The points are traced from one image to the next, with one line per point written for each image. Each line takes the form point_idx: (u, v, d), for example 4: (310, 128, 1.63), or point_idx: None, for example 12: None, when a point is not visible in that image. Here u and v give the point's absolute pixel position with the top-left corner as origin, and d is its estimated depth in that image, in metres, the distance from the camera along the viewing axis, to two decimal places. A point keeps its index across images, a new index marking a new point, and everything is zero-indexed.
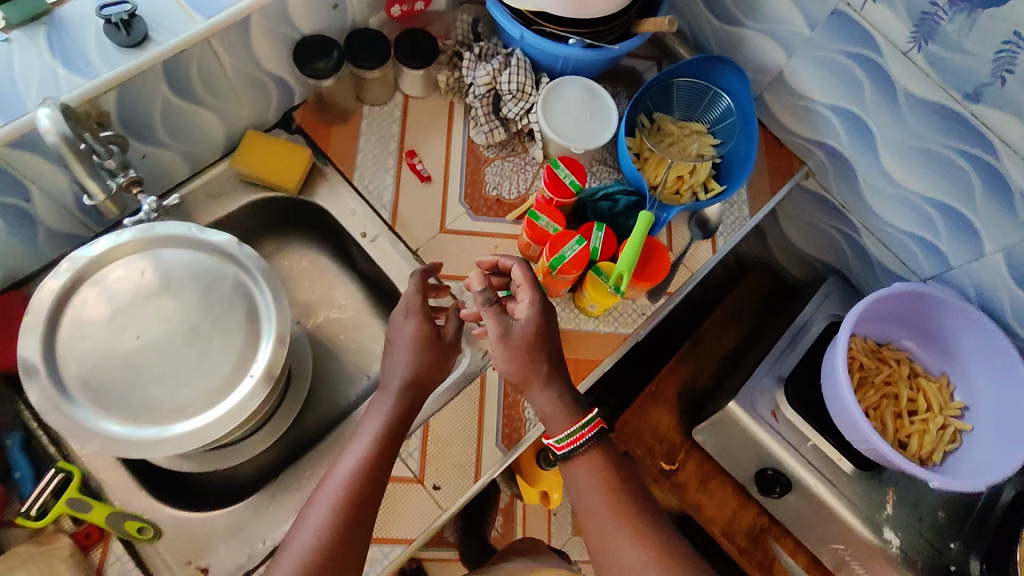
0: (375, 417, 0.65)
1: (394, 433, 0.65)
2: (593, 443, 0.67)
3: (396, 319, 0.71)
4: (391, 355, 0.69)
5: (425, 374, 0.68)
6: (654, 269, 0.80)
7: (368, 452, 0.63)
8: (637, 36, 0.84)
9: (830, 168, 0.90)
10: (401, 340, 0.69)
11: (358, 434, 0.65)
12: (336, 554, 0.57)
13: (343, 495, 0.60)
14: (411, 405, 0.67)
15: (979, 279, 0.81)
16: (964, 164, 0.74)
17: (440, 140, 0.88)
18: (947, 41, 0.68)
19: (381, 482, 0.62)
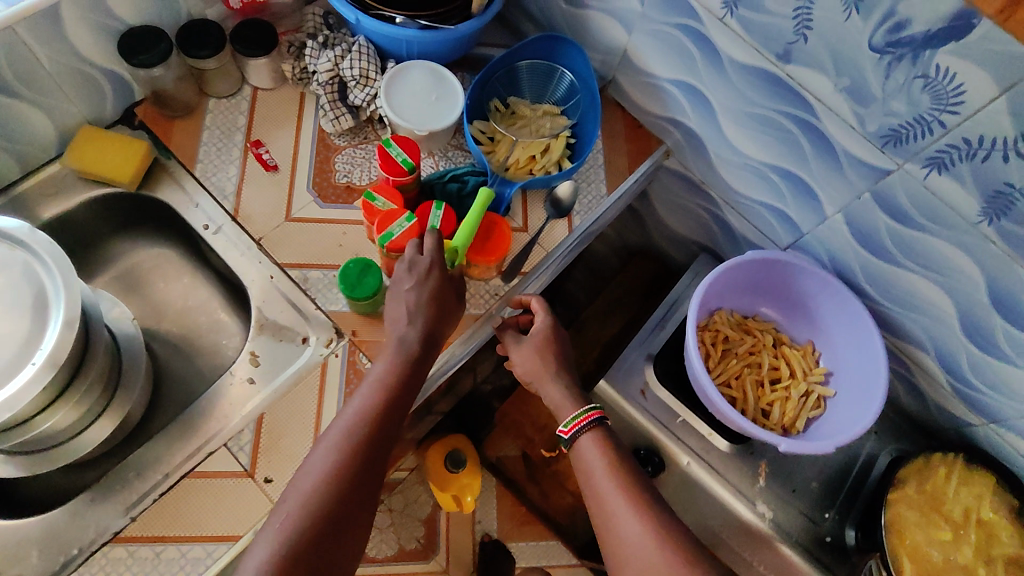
0: (387, 357, 0.68)
1: (408, 372, 0.68)
2: (599, 429, 0.71)
3: (408, 276, 0.72)
4: (402, 307, 0.71)
5: (435, 328, 0.72)
6: (497, 246, 0.79)
7: (384, 388, 0.66)
8: (478, 17, 0.83)
9: (686, 145, 0.92)
10: (414, 295, 0.71)
11: (371, 374, 0.68)
12: (353, 474, 0.60)
13: (361, 426, 0.63)
14: (424, 350, 0.70)
15: (830, 246, 0.84)
16: (791, 126, 0.76)
17: (289, 131, 0.88)
18: (752, 3, 0.69)
19: (394, 419, 0.65)
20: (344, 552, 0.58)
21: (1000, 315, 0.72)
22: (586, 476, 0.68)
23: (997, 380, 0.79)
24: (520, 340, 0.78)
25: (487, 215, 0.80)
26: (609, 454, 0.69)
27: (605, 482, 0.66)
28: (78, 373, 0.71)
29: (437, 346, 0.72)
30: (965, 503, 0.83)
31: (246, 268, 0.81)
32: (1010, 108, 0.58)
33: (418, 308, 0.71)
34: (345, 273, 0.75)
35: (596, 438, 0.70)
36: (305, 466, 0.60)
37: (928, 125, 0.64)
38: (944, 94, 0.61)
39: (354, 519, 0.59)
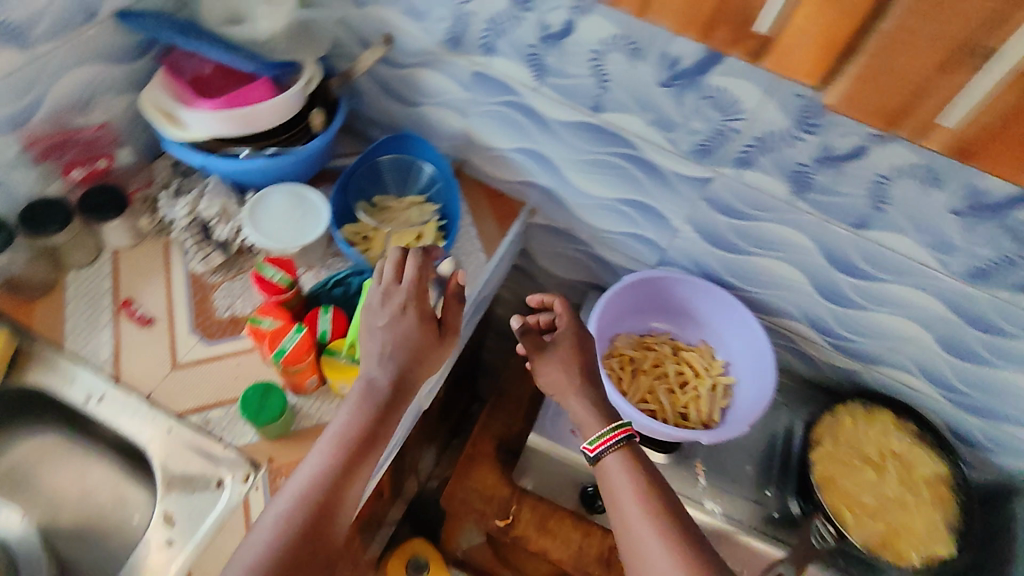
0: (349, 407, 0.67)
1: (374, 423, 0.66)
2: (625, 446, 0.72)
3: (384, 310, 0.71)
4: (375, 348, 0.70)
5: (410, 371, 0.69)
6: None
7: (342, 448, 0.64)
8: (320, 135, 0.89)
9: (544, 200, 1.00)
10: (387, 332, 0.70)
11: (330, 426, 0.67)
12: (301, 535, 0.60)
13: (312, 495, 0.61)
14: (397, 397, 0.68)
15: (690, 253, 0.94)
16: (622, 161, 0.86)
17: (159, 282, 0.87)
18: (555, 71, 0.79)
19: (352, 478, 0.64)
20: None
21: (839, 271, 0.83)
22: (611, 492, 0.69)
23: (861, 326, 0.89)
24: (545, 354, 0.79)
25: None
26: (637, 474, 0.69)
27: (633, 504, 0.67)
28: None
29: (415, 389, 0.70)
30: (874, 442, 0.92)
31: (142, 428, 0.78)
32: (778, 106, 0.69)
33: (394, 347, 0.69)
34: (246, 401, 0.73)
35: (622, 456, 0.71)
36: (251, 538, 0.60)
37: (725, 133, 0.75)
38: (727, 107, 0.72)
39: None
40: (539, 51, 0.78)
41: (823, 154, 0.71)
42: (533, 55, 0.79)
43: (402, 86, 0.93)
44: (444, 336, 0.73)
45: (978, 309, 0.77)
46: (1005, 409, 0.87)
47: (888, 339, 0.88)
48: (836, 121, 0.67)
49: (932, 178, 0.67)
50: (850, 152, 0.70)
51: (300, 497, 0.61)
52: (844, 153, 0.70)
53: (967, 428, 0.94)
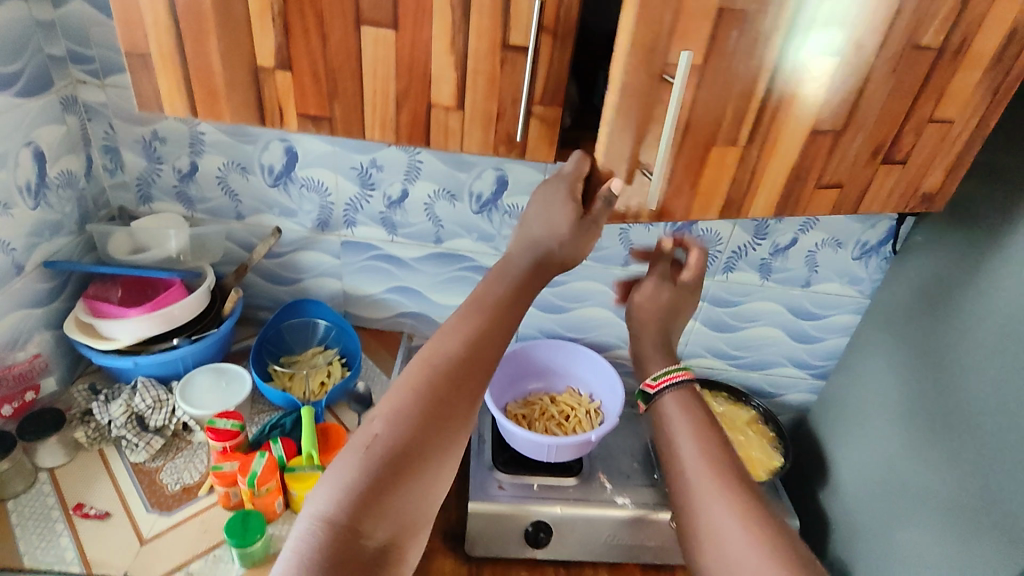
0: (494, 282, 0.70)
1: (499, 310, 0.67)
2: (687, 390, 0.76)
3: (537, 196, 0.74)
4: (535, 230, 0.73)
5: (548, 253, 0.72)
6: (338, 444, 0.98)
7: (483, 318, 0.65)
8: (229, 317, 1.09)
9: (419, 325, 1.28)
10: (542, 210, 0.72)
11: (476, 297, 0.68)
12: (436, 395, 0.58)
13: (459, 354, 0.62)
14: (532, 275, 0.71)
15: (536, 323, 1.27)
16: (467, 273, 1.19)
17: (105, 482, 0.95)
18: (402, 224, 1.13)
19: (481, 356, 0.63)
20: (432, 466, 0.56)
21: None
22: (668, 433, 0.72)
23: None
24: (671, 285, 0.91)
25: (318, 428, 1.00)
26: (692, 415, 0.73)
27: (694, 459, 0.68)
28: None
29: (553, 272, 0.74)
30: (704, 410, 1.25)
31: None
32: None
33: (541, 233, 0.72)
34: (230, 529, 0.85)
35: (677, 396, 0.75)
36: (399, 381, 0.59)
37: None
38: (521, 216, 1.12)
39: (447, 434, 0.58)
40: (388, 214, 1.12)
41: None
42: (385, 217, 1.13)
43: (285, 270, 1.20)
44: (587, 224, 0.70)
45: (713, 292, 1.20)
46: (767, 355, 1.28)
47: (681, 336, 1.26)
48: None
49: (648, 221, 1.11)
50: None
51: (444, 352, 0.61)
52: None
53: (756, 382, 1.33)
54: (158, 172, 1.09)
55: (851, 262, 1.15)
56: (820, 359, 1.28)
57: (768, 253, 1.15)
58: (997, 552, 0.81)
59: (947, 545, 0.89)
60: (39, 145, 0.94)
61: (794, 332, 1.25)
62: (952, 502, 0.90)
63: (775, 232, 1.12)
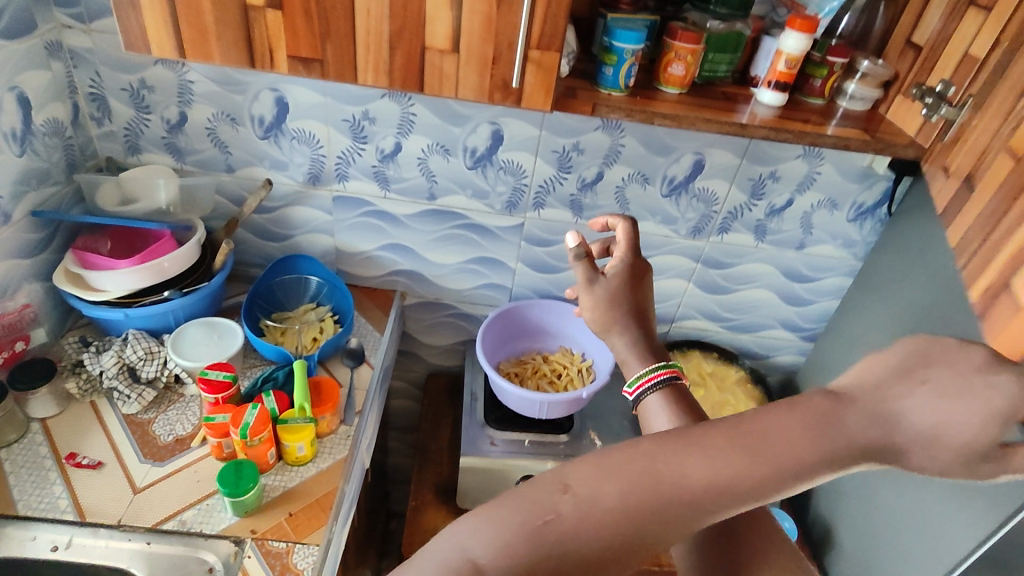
0: (803, 425, 0.42)
1: (782, 473, 0.41)
2: (668, 390, 0.63)
3: (936, 378, 0.42)
4: (932, 405, 0.41)
5: (905, 442, 0.41)
6: (329, 397, 0.98)
7: (756, 470, 0.41)
8: (220, 271, 1.08)
9: (411, 283, 1.27)
10: (950, 403, 0.41)
11: (765, 423, 0.43)
12: (630, 521, 0.41)
13: (693, 493, 0.41)
14: (867, 458, 0.42)
15: (528, 284, 1.27)
16: (459, 230, 1.19)
17: (97, 431, 0.95)
18: (396, 179, 1.12)
19: (715, 510, 0.42)
20: None
21: None
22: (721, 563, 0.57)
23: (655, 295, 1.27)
24: (602, 283, 0.69)
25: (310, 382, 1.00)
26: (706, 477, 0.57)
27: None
28: None
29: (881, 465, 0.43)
30: (695, 368, 1.26)
31: (119, 552, 0.83)
32: (545, 161, 1.09)
33: (922, 429, 0.41)
34: (223, 478, 0.85)
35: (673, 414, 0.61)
36: (614, 466, 0.43)
37: (520, 190, 1.13)
38: (516, 172, 1.10)
39: (631, 561, 0.42)
40: (381, 169, 1.11)
41: (582, 183, 1.11)
42: (377, 172, 1.11)
43: (276, 225, 1.19)
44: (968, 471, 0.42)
45: (708, 253, 1.20)
46: (758, 318, 1.29)
47: (672, 297, 1.27)
48: (580, 160, 1.08)
49: (644, 179, 1.10)
50: (595, 177, 1.10)
51: (676, 483, 0.42)
52: (593, 179, 1.11)
53: (747, 345, 1.34)
54: (146, 122, 1.07)
55: (846, 224, 1.15)
56: (811, 322, 1.29)
57: (764, 214, 1.14)
58: (971, 505, 0.84)
59: (927, 500, 0.92)
60: (24, 90, 0.92)
61: (786, 295, 1.25)
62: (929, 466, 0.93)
63: (772, 192, 1.11)
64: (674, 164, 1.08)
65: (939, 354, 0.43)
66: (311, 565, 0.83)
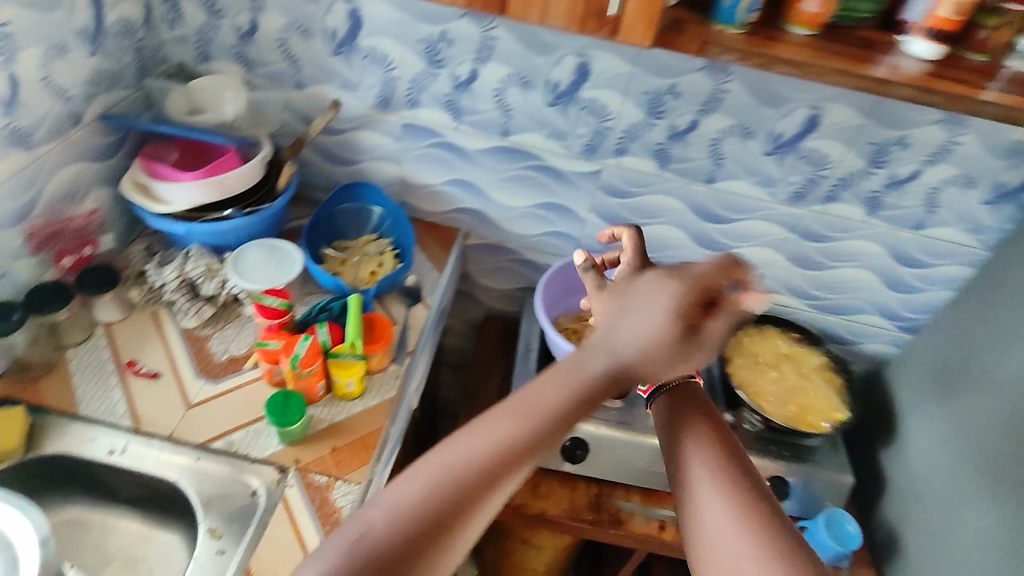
0: (549, 384, 0.61)
1: (541, 431, 0.58)
2: (673, 389, 0.74)
3: (647, 285, 0.69)
4: (626, 324, 0.65)
5: (626, 364, 0.64)
6: (382, 335, 0.95)
7: (517, 424, 0.58)
8: (283, 192, 1.05)
9: (475, 223, 1.21)
10: (648, 307, 0.66)
11: (523, 395, 0.60)
12: (431, 514, 0.51)
13: (481, 465, 0.55)
14: (609, 384, 0.63)
15: (598, 236, 1.18)
16: (531, 172, 1.10)
17: (157, 342, 0.97)
18: (469, 111, 1.04)
19: (505, 480, 0.55)
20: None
21: (707, 222, 1.10)
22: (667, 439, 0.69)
23: (737, 262, 1.15)
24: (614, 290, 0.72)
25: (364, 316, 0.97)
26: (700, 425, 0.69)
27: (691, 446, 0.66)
28: None
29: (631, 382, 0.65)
30: (770, 348, 1.16)
31: (170, 464, 0.85)
32: (635, 104, 0.97)
33: (631, 345, 0.64)
34: (271, 406, 0.85)
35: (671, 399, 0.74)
36: (415, 472, 0.54)
37: (602, 132, 1.02)
38: (600, 113, 0.99)
39: (447, 545, 0.51)
40: (454, 97, 1.02)
41: (673, 131, 0.99)
42: (450, 101, 1.03)
43: (342, 149, 1.13)
44: (700, 341, 0.65)
45: (805, 224, 1.07)
46: (851, 300, 1.16)
47: (756, 267, 1.15)
48: (674, 105, 0.96)
49: (746, 133, 0.97)
50: (689, 126, 0.98)
51: (461, 466, 0.54)
52: (685, 128, 0.98)
53: (833, 327, 1.22)
54: (217, 28, 1.02)
55: (979, 206, 0.99)
56: (912, 311, 1.15)
57: (880, 186, 0.99)
58: None
59: None
60: None
61: (889, 279, 1.11)
62: (1021, 490, 0.84)
63: (895, 161, 0.96)
64: (784, 118, 0.95)
65: (647, 295, 0.67)
66: (350, 503, 0.82)
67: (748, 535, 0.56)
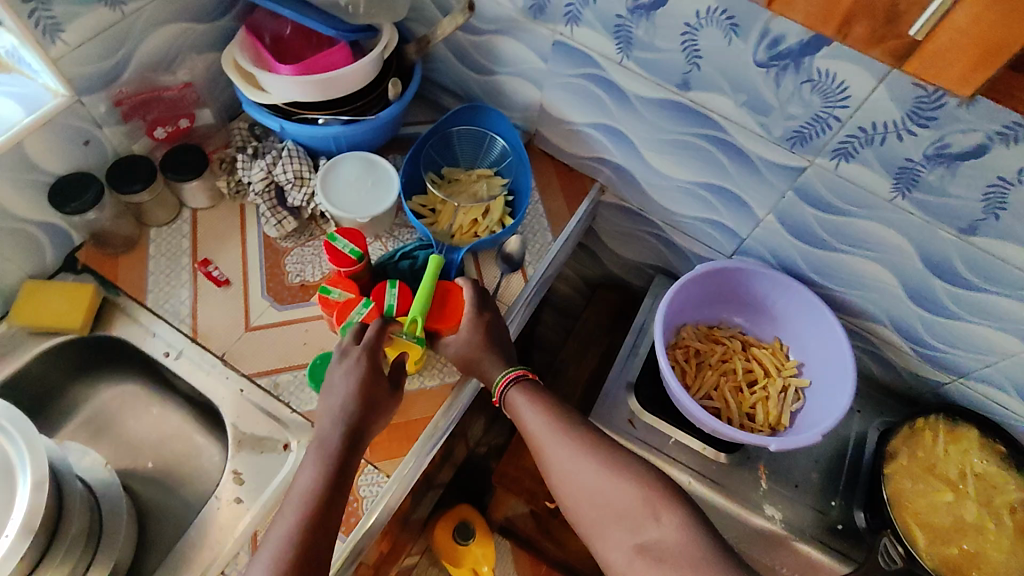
0: (311, 461, 0.65)
1: (326, 492, 0.63)
2: (521, 384, 0.74)
3: (339, 366, 0.70)
4: (329, 403, 0.68)
5: (359, 423, 0.68)
6: (453, 313, 0.77)
7: (299, 496, 0.62)
8: (395, 103, 0.87)
9: (618, 180, 0.95)
10: (343, 383, 0.69)
11: (297, 480, 0.64)
12: None
13: (292, 549, 0.58)
14: (353, 433, 0.67)
15: (769, 243, 0.88)
16: (705, 144, 0.81)
17: (235, 245, 0.89)
18: (644, 45, 0.74)
19: (323, 538, 0.61)
20: None
21: (937, 277, 0.76)
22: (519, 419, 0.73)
23: (957, 337, 0.81)
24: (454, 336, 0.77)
25: (441, 284, 0.79)
26: (541, 405, 0.73)
27: (541, 424, 0.71)
28: (54, 537, 0.64)
29: (384, 410, 0.71)
30: (955, 460, 0.85)
31: (214, 387, 0.81)
32: (892, 95, 0.63)
33: (343, 406, 0.68)
34: (313, 370, 0.77)
35: (525, 391, 0.74)
36: None
37: (825, 121, 0.69)
38: (831, 94, 0.66)
39: None
40: (626, 22, 0.74)
41: (938, 149, 0.64)
42: (620, 25, 0.74)
43: (477, 53, 0.90)
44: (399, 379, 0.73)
45: None
46: None
47: (984, 352, 0.81)
48: (958, 114, 0.60)
49: None
50: (969, 149, 0.62)
51: (281, 553, 0.58)
52: (961, 151, 0.63)
53: None
54: None
55: None
56: None
57: None
58: None
59: None
60: None
61: None
62: None
63: None
64: None
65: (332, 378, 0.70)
66: (373, 497, 0.74)
67: (601, 467, 0.67)
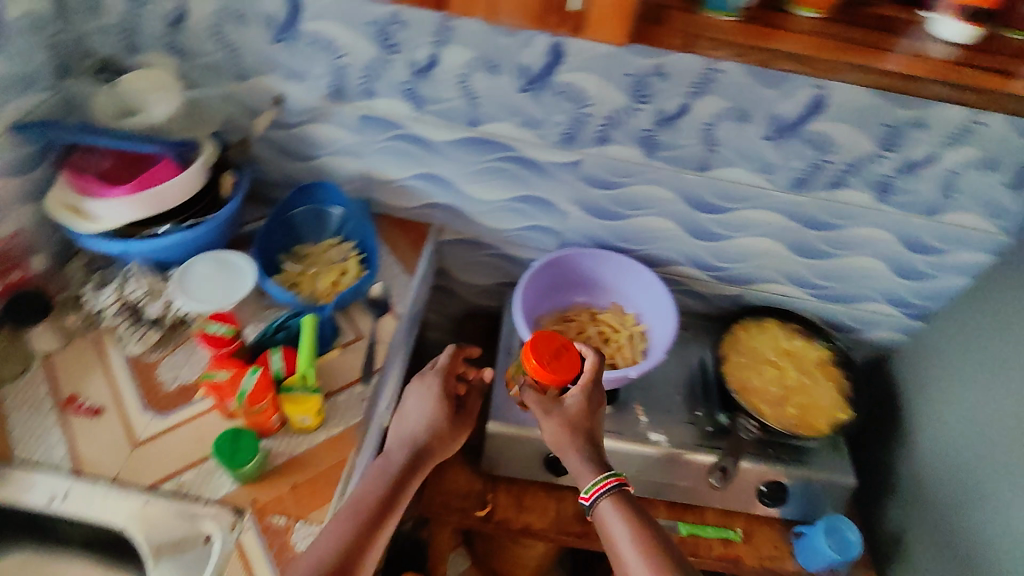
0: (372, 478, 0.75)
1: (386, 497, 0.73)
2: (617, 493, 0.74)
3: (417, 388, 0.85)
4: (405, 425, 0.81)
5: (421, 449, 0.79)
6: (569, 366, 0.80)
7: (356, 508, 0.72)
8: (231, 201, 0.95)
9: (448, 218, 1.11)
10: (419, 407, 0.83)
11: (359, 489, 0.74)
12: None
13: (334, 550, 0.68)
14: (414, 459, 0.78)
15: (581, 229, 1.08)
16: (503, 164, 1.00)
17: (99, 374, 0.88)
18: (431, 99, 0.93)
19: (372, 534, 0.70)
20: None
21: (699, 211, 1.00)
22: (609, 535, 0.73)
23: (732, 253, 1.06)
24: (558, 409, 0.79)
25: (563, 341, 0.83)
26: (637, 528, 0.72)
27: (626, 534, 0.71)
28: None
29: (451, 438, 0.83)
30: (769, 345, 1.08)
31: (115, 508, 0.79)
32: (616, 88, 0.86)
33: (418, 424, 0.81)
34: (219, 448, 0.78)
35: (618, 507, 0.73)
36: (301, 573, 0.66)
37: (581, 120, 0.91)
38: (578, 98, 0.88)
39: None
40: (412, 85, 0.92)
41: (660, 117, 0.88)
42: (408, 89, 0.92)
43: (295, 143, 1.02)
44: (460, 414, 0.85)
45: (808, 211, 0.97)
46: (857, 290, 1.07)
47: (753, 258, 1.06)
48: (660, 88, 0.85)
49: (742, 116, 0.87)
50: (678, 110, 0.87)
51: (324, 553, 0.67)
52: (674, 113, 0.87)
53: (838, 318, 1.13)
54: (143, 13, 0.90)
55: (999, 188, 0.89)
56: (921, 299, 1.06)
57: (893, 170, 0.90)
58: None
59: None
60: None
61: (897, 266, 1.02)
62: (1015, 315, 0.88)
63: (909, 143, 0.86)
64: (786, 101, 0.84)
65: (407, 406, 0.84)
66: None
67: None
